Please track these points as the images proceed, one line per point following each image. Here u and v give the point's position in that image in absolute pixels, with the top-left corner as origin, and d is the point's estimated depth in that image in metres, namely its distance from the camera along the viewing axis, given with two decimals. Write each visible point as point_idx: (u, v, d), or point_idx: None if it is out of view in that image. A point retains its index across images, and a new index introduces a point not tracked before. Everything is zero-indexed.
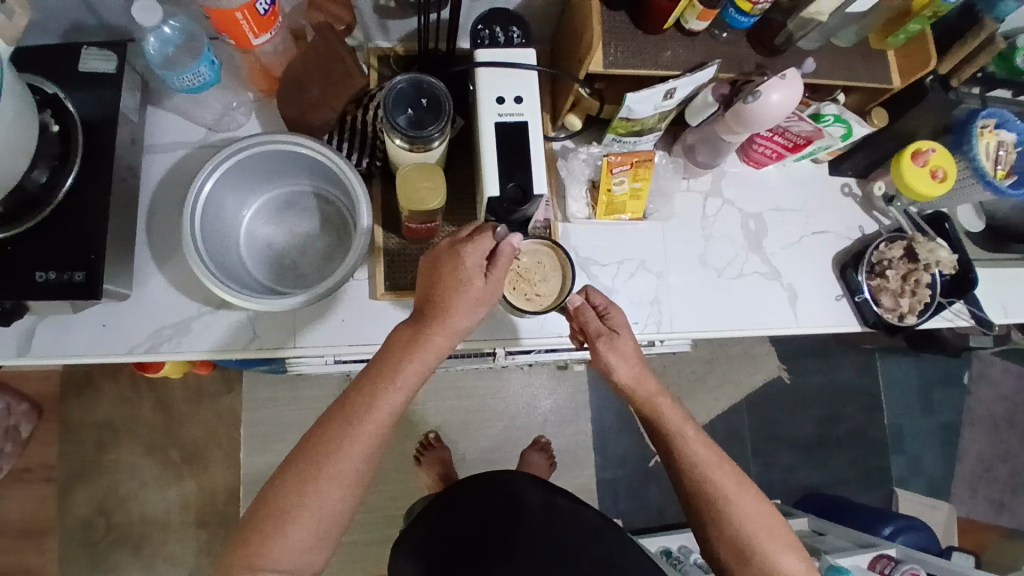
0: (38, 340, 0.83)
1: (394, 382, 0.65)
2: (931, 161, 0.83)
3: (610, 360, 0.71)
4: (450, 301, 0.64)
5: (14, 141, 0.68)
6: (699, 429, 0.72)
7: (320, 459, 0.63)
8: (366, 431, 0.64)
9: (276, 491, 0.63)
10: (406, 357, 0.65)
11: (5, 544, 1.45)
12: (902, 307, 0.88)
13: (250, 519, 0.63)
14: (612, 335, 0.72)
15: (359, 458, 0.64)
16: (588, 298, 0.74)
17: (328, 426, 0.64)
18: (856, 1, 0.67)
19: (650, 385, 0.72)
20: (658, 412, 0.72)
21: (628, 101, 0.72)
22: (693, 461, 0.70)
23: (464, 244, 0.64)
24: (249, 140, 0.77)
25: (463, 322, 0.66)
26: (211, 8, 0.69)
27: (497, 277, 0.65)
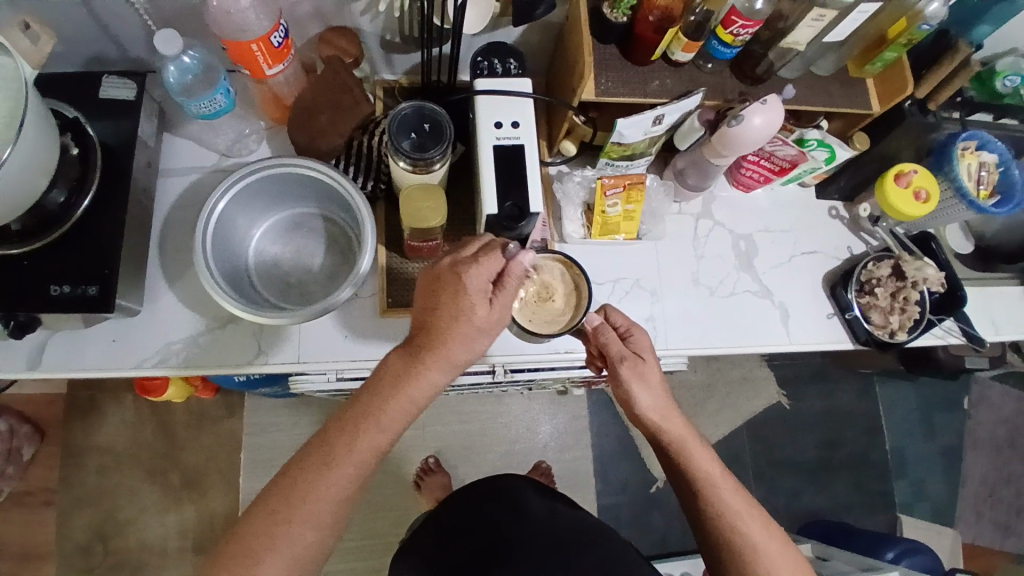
0: (49, 356, 0.86)
1: (378, 421, 0.68)
2: (914, 183, 0.86)
3: (633, 386, 0.72)
4: (443, 329, 0.66)
5: (37, 160, 0.72)
6: (731, 480, 0.73)
7: (291, 501, 0.65)
8: (341, 472, 0.67)
9: (247, 529, 0.65)
10: (392, 392, 0.67)
11: (3, 568, 1.46)
12: (891, 324, 0.90)
13: (240, 529, 0.66)
14: (637, 358, 0.73)
15: (334, 497, 0.67)
16: (607, 318, 0.77)
17: (302, 466, 0.67)
18: (830, 32, 0.71)
19: (677, 422, 0.73)
20: (686, 454, 0.72)
21: (618, 126, 0.76)
22: (724, 509, 0.71)
23: (469, 266, 0.66)
24: (252, 168, 0.81)
25: (457, 352, 0.67)
26: (229, 40, 0.74)
27: (502, 303, 0.67)
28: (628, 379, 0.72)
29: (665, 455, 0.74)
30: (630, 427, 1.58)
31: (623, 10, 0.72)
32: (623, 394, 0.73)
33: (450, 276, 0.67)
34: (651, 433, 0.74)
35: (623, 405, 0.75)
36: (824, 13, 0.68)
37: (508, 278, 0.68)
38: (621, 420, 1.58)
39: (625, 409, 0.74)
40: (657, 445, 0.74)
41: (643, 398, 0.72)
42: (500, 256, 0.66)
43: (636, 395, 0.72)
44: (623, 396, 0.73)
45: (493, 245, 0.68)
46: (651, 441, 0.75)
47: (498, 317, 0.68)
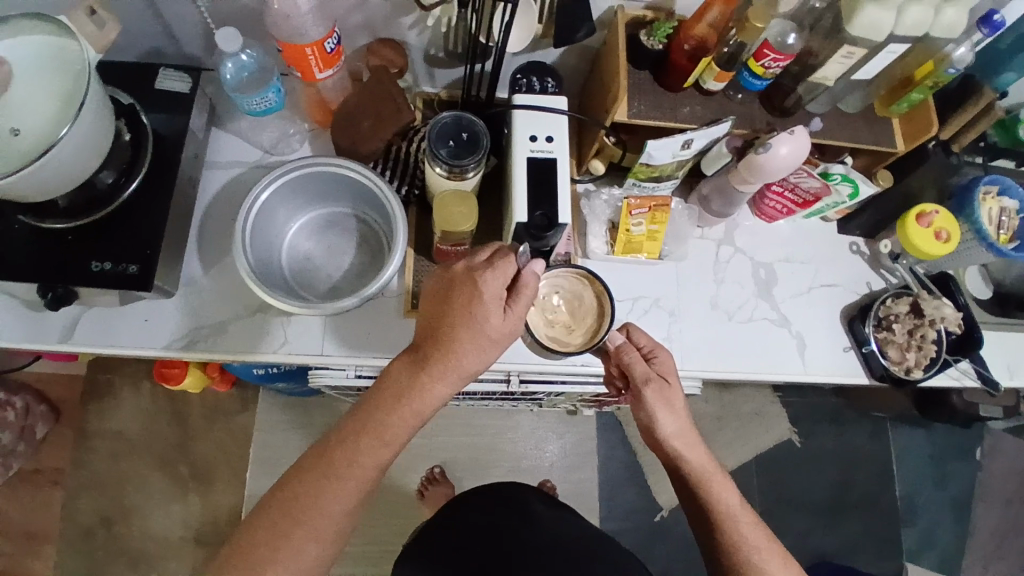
0: (83, 330, 0.90)
1: (380, 437, 0.70)
2: (935, 223, 0.88)
3: (658, 410, 0.74)
4: (456, 335, 0.69)
5: (93, 141, 0.76)
6: (751, 514, 0.73)
7: (295, 514, 0.67)
8: (346, 485, 0.69)
9: (252, 537, 0.67)
10: (400, 401, 0.70)
11: (7, 545, 1.49)
12: (908, 361, 0.91)
13: (246, 537, 0.68)
14: (663, 381, 0.75)
15: (340, 508, 0.69)
16: (630, 336, 0.79)
17: (306, 478, 0.69)
18: (860, 69, 0.74)
19: (699, 454, 0.75)
20: (704, 487, 0.74)
21: (648, 146, 0.79)
22: (744, 543, 0.71)
23: (486, 271, 0.68)
24: (286, 167, 0.85)
25: (470, 361, 0.70)
26: (285, 43, 0.78)
27: (516, 312, 0.70)
28: (654, 403, 0.74)
29: (684, 484, 0.75)
30: (638, 453, 1.58)
31: (660, 37, 0.77)
32: (647, 417, 0.74)
33: (466, 281, 0.69)
34: (674, 463, 0.75)
35: (644, 430, 0.76)
36: (854, 51, 0.71)
37: (523, 287, 0.71)
38: (630, 445, 1.59)
39: (646, 432, 0.76)
40: (677, 474, 0.76)
41: (667, 423, 0.74)
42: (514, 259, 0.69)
43: (661, 420, 0.74)
44: (647, 419, 0.75)
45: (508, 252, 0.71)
46: (671, 472, 0.77)
47: (508, 326, 0.70)
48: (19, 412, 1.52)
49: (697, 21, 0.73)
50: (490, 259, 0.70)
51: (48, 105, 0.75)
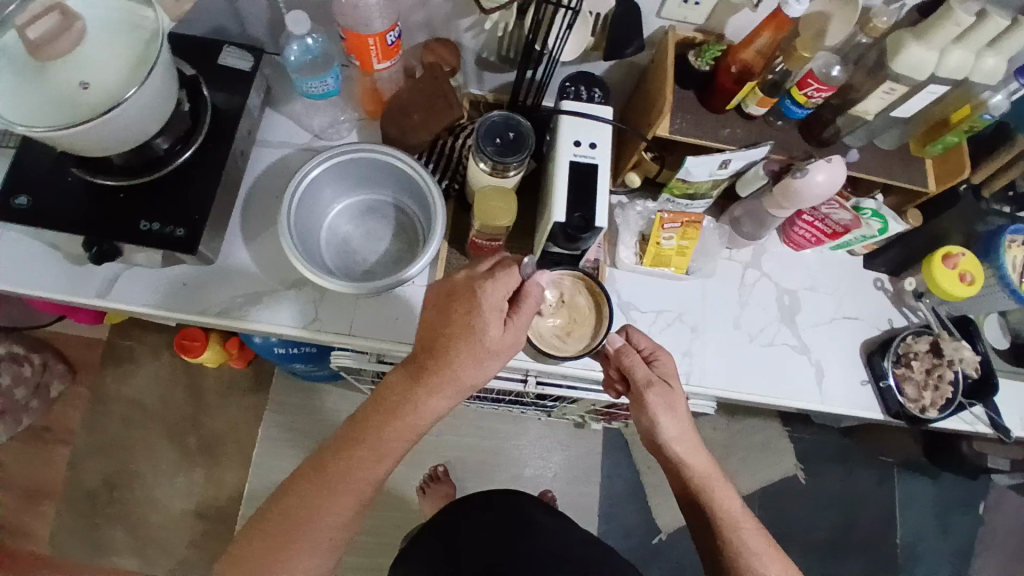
0: (122, 286, 0.94)
1: (375, 451, 0.74)
2: (961, 265, 0.90)
3: (660, 413, 0.76)
4: (454, 349, 0.71)
5: (155, 105, 0.80)
6: (753, 521, 0.75)
7: (294, 533, 0.71)
8: (342, 500, 0.73)
9: (247, 550, 0.71)
10: (396, 414, 0.73)
11: (10, 498, 1.51)
12: (924, 400, 0.93)
13: (244, 544, 0.72)
14: (665, 385, 0.77)
15: (334, 522, 0.73)
16: (629, 338, 0.82)
17: (302, 494, 0.72)
18: (900, 107, 0.77)
19: (703, 461, 0.78)
20: (707, 492, 0.76)
21: (687, 163, 0.81)
22: (744, 549, 0.72)
23: (484, 284, 0.71)
24: (340, 149, 0.89)
25: (468, 373, 0.72)
26: (350, 31, 0.82)
27: (516, 325, 0.72)
28: (657, 406, 0.76)
29: (686, 492, 0.77)
30: (642, 473, 1.59)
31: (708, 59, 0.80)
32: (650, 421, 0.76)
33: (464, 291, 0.72)
34: (675, 468, 0.78)
35: (646, 436, 0.78)
36: (895, 87, 0.74)
37: (524, 299, 0.73)
38: (633, 464, 1.59)
39: (647, 437, 0.78)
40: (677, 481, 0.78)
41: (669, 429, 0.77)
42: (514, 272, 0.71)
43: (664, 423, 0.76)
44: (650, 423, 0.77)
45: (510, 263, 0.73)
46: (672, 480, 0.79)
47: (509, 339, 0.72)
48: (36, 368, 1.55)
49: (744, 47, 0.76)
50: (491, 270, 0.72)
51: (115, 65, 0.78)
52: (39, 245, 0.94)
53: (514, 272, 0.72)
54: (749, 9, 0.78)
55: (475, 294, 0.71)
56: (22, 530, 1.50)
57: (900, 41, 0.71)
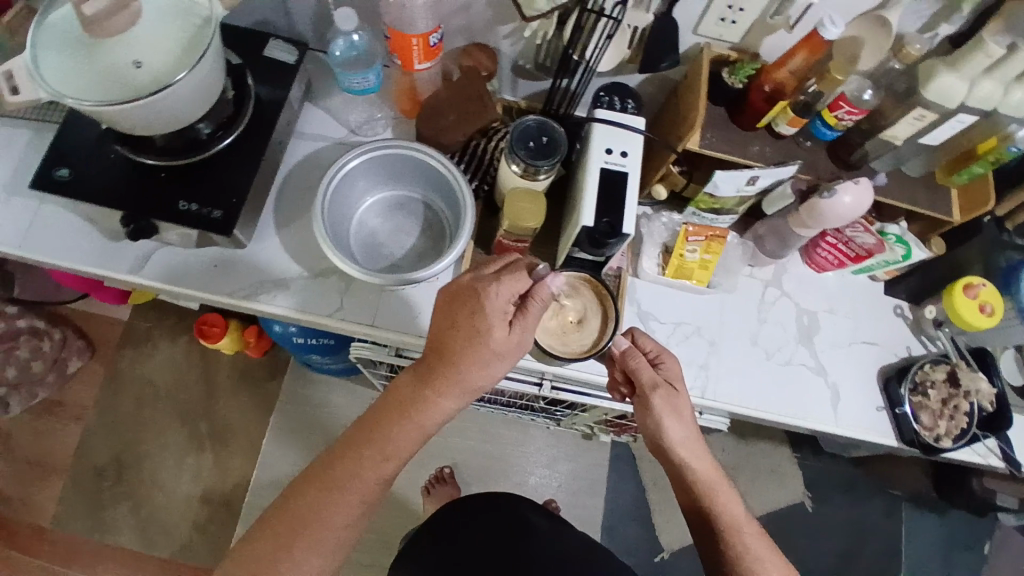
0: (154, 263, 0.96)
1: (382, 452, 0.76)
2: (981, 295, 0.91)
3: (666, 417, 0.76)
4: (460, 350, 0.72)
5: (201, 90, 0.82)
6: (755, 527, 0.77)
7: (299, 532, 0.73)
8: (347, 499, 0.74)
9: (252, 550, 0.73)
10: (405, 415, 0.75)
11: (19, 470, 1.53)
12: (939, 429, 0.93)
13: (248, 544, 0.74)
14: (670, 388, 0.78)
15: (339, 522, 0.74)
16: (636, 342, 0.81)
17: (307, 495, 0.74)
18: (929, 133, 0.79)
19: (709, 470, 0.78)
20: (711, 496, 0.77)
21: (716, 177, 0.83)
22: (746, 555, 0.74)
23: (491, 286, 0.71)
24: (376, 144, 0.92)
25: (473, 375, 0.73)
26: (395, 30, 0.85)
27: (523, 327, 0.72)
28: (663, 409, 0.76)
29: (689, 495, 0.79)
30: (648, 489, 1.58)
31: (741, 77, 0.82)
32: (655, 424, 0.77)
33: (470, 293, 0.72)
34: (680, 471, 0.78)
35: (652, 439, 0.78)
36: (925, 114, 0.76)
37: (533, 301, 0.73)
38: (640, 480, 1.59)
39: (653, 439, 0.78)
40: (683, 484, 0.79)
41: (675, 433, 0.77)
42: (521, 274, 0.71)
43: (670, 426, 0.76)
44: (654, 425, 0.77)
45: (517, 266, 0.73)
46: (675, 480, 0.80)
47: (515, 341, 0.72)
48: (56, 344, 1.57)
49: (778, 67, 0.79)
50: (498, 272, 0.72)
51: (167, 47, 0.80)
52: (76, 219, 0.98)
53: (522, 275, 0.72)
54: (785, 31, 0.81)
55: (482, 296, 0.71)
56: (28, 503, 1.51)
57: (932, 69, 0.73)
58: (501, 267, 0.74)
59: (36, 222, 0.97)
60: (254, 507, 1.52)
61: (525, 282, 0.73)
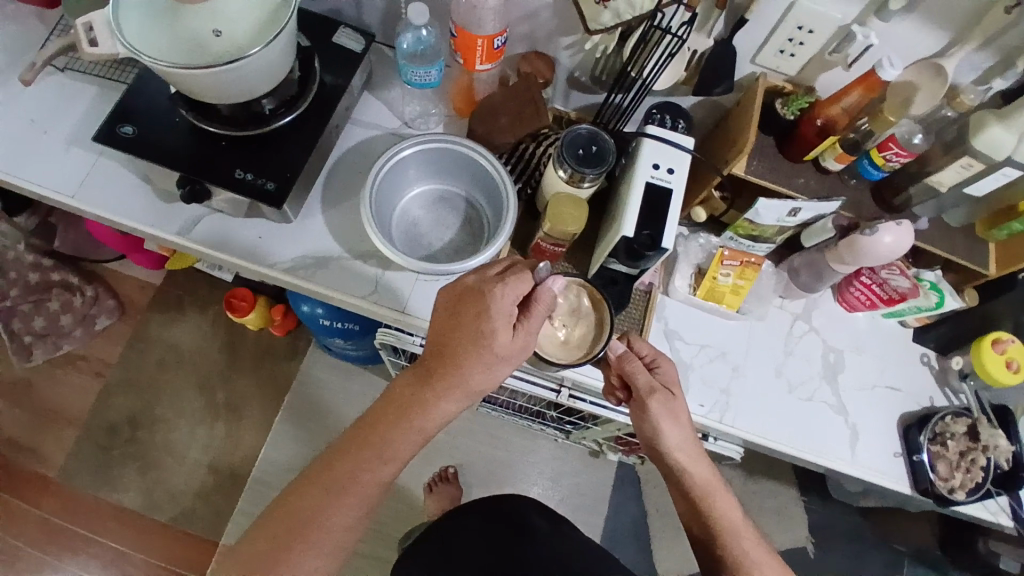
0: (200, 227, 1.00)
1: (381, 454, 0.76)
2: (1008, 351, 0.91)
3: (663, 421, 0.78)
4: (465, 352, 0.73)
5: (270, 68, 0.86)
6: (753, 531, 0.77)
7: (298, 534, 0.73)
8: (347, 501, 0.74)
9: (250, 551, 0.73)
10: (404, 417, 0.76)
11: (33, 418, 1.54)
12: (954, 480, 0.93)
13: (247, 546, 0.74)
14: (667, 392, 0.79)
15: (338, 525, 0.74)
16: (631, 347, 0.83)
17: (307, 497, 0.74)
18: (975, 183, 0.81)
19: (706, 478, 0.79)
20: (710, 501, 0.78)
21: (759, 204, 0.86)
22: (745, 559, 0.74)
23: (495, 288, 0.72)
24: (428, 136, 0.95)
25: (477, 377, 0.74)
26: (462, 29, 0.88)
27: (525, 331, 0.74)
28: (659, 412, 0.78)
29: (687, 501, 0.79)
30: (650, 515, 1.57)
31: (794, 109, 0.85)
32: (652, 428, 0.79)
33: (475, 295, 0.73)
34: (677, 476, 0.80)
35: (649, 442, 0.81)
36: (972, 164, 0.78)
37: (538, 303, 0.75)
38: (642, 505, 1.58)
39: (651, 443, 0.80)
40: (681, 491, 0.80)
41: (672, 436, 0.79)
42: (525, 277, 0.72)
43: (666, 430, 0.79)
44: (652, 430, 0.79)
45: (522, 269, 0.74)
46: (672, 484, 0.81)
47: (517, 344, 0.74)
48: (87, 299, 1.60)
49: (833, 103, 0.82)
50: (503, 275, 0.73)
51: (245, 22, 0.83)
52: (131, 175, 1.01)
53: (529, 278, 0.73)
54: (842, 68, 0.83)
55: (487, 298, 0.72)
56: (37, 452, 1.52)
57: (983, 120, 0.76)
58: (505, 270, 0.75)
59: (93, 173, 1.01)
60: (260, 483, 1.52)
61: (529, 284, 0.74)
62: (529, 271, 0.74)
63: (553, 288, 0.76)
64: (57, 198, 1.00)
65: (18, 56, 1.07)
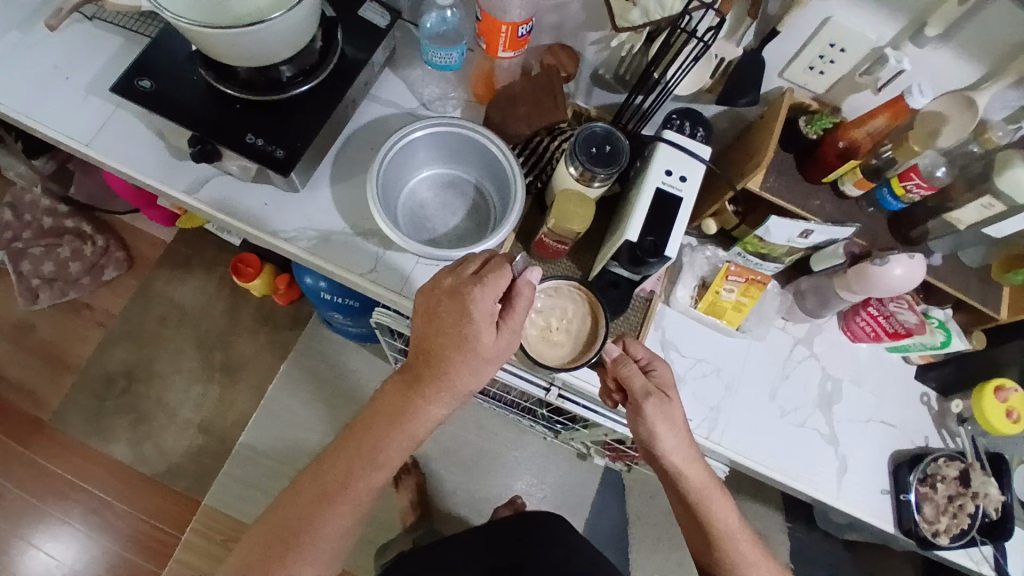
0: (205, 188, 0.99)
1: (372, 462, 0.76)
2: (1009, 401, 0.89)
3: (658, 425, 0.76)
4: (449, 356, 0.72)
5: (291, 36, 0.85)
6: (747, 532, 0.80)
7: (292, 541, 0.74)
8: (339, 509, 0.75)
9: (245, 559, 0.74)
10: (393, 422, 0.76)
11: (32, 360, 1.55)
12: (939, 524, 0.91)
13: (242, 555, 0.75)
14: (663, 395, 0.78)
15: (332, 535, 0.74)
16: (627, 350, 0.81)
17: (298, 504, 0.75)
18: (997, 223, 0.79)
19: (704, 481, 0.79)
20: (707, 505, 0.79)
21: (770, 221, 0.84)
22: (740, 558, 0.79)
23: (474, 289, 0.70)
24: (441, 120, 0.93)
25: (464, 380, 0.74)
26: (487, 13, 0.86)
27: (510, 327, 0.73)
28: (653, 415, 0.76)
29: (685, 501, 0.80)
30: (630, 523, 1.56)
31: (818, 129, 0.83)
32: (647, 431, 0.77)
33: (455, 296, 0.72)
34: (673, 478, 0.79)
35: (644, 444, 0.79)
36: (994, 204, 0.77)
37: (518, 295, 0.73)
38: (624, 512, 1.57)
39: (646, 446, 0.78)
40: (677, 492, 0.80)
41: (668, 440, 0.77)
42: (503, 274, 0.71)
43: (662, 433, 0.77)
44: (647, 432, 0.77)
45: (500, 264, 0.73)
46: (669, 486, 0.81)
47: (501, 343, 0.73)
48: (97, 249, 1.60)
49: (857, 126, 0.80)
50: (481, 274, 0.72)
51: None
52: (146, 130, 1.01)
53: (507, 274, 0.72)
54: (870, 92, 0.81)
55: (467, 300, 0.71)
56: (33, 394, 1.53)
57: (1010, 159, 0.74)
58: (483, 267, 0.74)
59: (109, 124, 1.01)
60: (247, 449, 1.52)
61: (507, 280, 0.72)
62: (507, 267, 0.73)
63: (531, 280, 0.74)
64: (70, 144, 1.00)
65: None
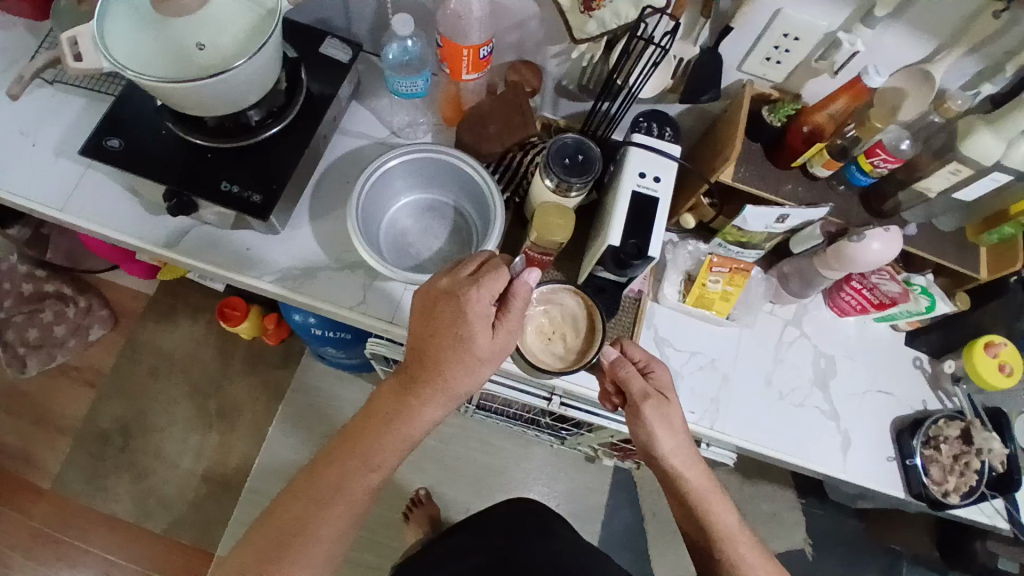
0: (186, 238, 0.99)
1: (367, 463, 0.75)
2: (1001, 355, 0.91)
3: (657, 427, 0.77)
4: (445, 358, 0.73)
5: (254, 80, 0.85)
6: (749, 536, 0.80)
7: (287, 543, 0.72)
8: (337, 511, 0.73)
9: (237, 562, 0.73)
10: (388, 424, 0.75)
11: (25, 428, 1.54)
12: (948, 484, 0.93)
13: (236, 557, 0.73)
14: (662, 398, 0.78)
15: (328, 539, 0.73)
16: (624, 352, 0.83)
17: (294, 505, 0.73)
18: (964, 188, 0.82)
19: (702, 482, 0.80)
20: (706, 505, 0.80)
21: (746, 211, 0.86)
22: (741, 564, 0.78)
23: (470, 290, 0.71)
24: (413, 146, 0.94)
25: (459, 382, 0.74)
26: (448, 39, 0.87)
27: (506, 328, 0.74)
28: (651, 418, 0.77)
29: (684, 504, 0.81)
30: (645, 520, 1.56)
31: (780, 116, 0.85)
32: (646, 434, 0.78)
33: (451, 298, 0.72)
34: (673, 480, 0.80)
35: (643, 447, 0.80)
36: (960, 169, 0.79)
37: (514, 297, 0.74)
38: (638, 510, 1.57)
39: (645, 448, 0.79)
40: (675, 493, 0.81)
41: (666, 442, 0.78)
42: (499, 273, 0.72)
43: (661, 436, 0.78)
44: (646, 435, 0.78)
45: (496, 265, 0.74)
46: (667, 486, 0.82)
47: (497, 345, 0.73)
48: (80, 310, 1.59)
49: (818, 110, 0.82)
50: (477, 275, 0.73)
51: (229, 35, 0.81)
52: (120, 187, 1.01)
53: (502, 274, 0.73)
54: (828, 76, 0.84)
55: (464, 301, 0.72)
56: (30, 463, 1.51)
57: (971, 126, 0.76)
58: (479, 269, 0.75)
59: (80, 186, 1.01)
60: (253, 491, 1.51)
61: (503, 280, 0.74)
62: (502, 267, 0.74)
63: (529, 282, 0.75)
64: (45, 210, 1.00)
65: (5, 69, 1.06)
